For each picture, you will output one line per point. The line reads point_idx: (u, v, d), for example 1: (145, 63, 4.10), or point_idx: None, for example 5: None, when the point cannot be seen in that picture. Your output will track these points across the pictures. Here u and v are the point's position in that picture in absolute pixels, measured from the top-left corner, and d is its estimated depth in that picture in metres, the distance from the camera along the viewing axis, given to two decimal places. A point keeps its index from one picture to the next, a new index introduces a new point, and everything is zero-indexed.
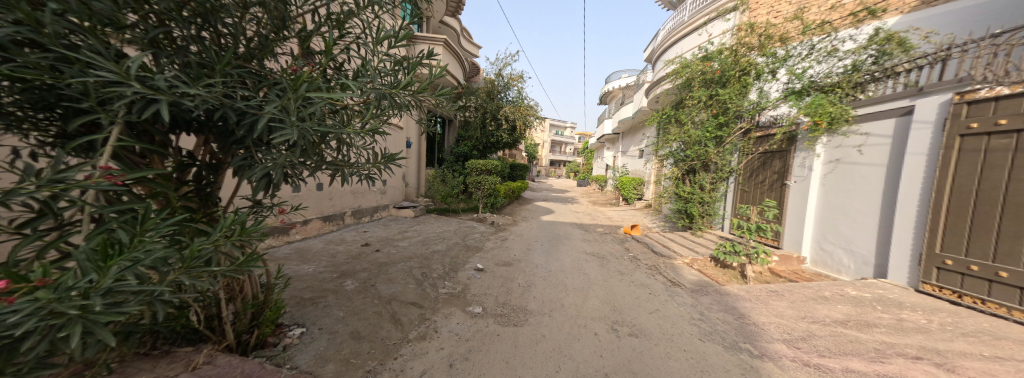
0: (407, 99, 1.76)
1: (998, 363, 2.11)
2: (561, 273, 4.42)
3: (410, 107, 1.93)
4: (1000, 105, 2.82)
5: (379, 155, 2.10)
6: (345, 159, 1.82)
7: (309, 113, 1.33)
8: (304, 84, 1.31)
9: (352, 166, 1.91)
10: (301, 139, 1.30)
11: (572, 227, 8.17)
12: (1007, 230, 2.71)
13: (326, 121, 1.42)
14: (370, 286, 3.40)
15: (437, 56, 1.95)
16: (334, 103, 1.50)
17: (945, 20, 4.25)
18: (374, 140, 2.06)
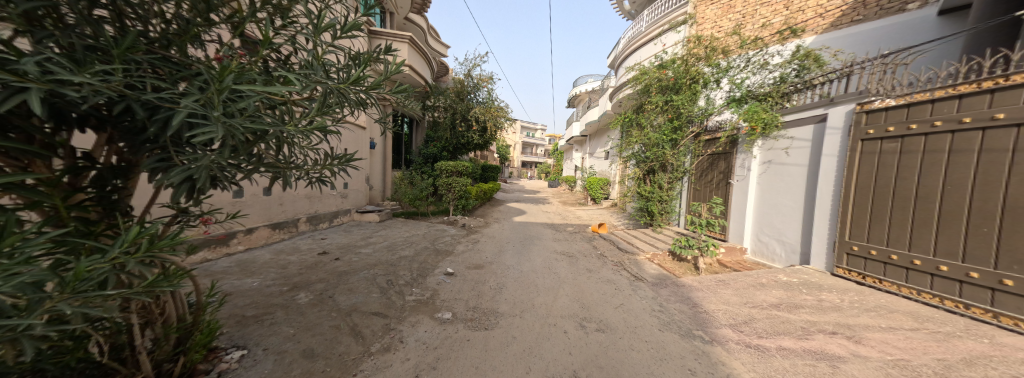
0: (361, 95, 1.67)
1: (891, 332, 2.51)
2: (532, 273, 4.47)
3: (363, 104, 1.81)
4: (888, 114, 3.38)
5: (331, 155, 1.95)
6: (289, 161, 1.67)
7: (239, 108, 1.20)
8: (233, 75, 1.18)
9: (298, 167, 1.75)
10: (230, 137, 1.17)
11: (544, 227, 8.33)
12: (896, 219, 3.25)
13: (263, 118, 1.29)
14: (329, 298, 3.16)
15: (396, 52, 1.87)
16: (273, 97, 1.37)
17: (849, 41, 5.11)
18: (324, 139, 1.91)
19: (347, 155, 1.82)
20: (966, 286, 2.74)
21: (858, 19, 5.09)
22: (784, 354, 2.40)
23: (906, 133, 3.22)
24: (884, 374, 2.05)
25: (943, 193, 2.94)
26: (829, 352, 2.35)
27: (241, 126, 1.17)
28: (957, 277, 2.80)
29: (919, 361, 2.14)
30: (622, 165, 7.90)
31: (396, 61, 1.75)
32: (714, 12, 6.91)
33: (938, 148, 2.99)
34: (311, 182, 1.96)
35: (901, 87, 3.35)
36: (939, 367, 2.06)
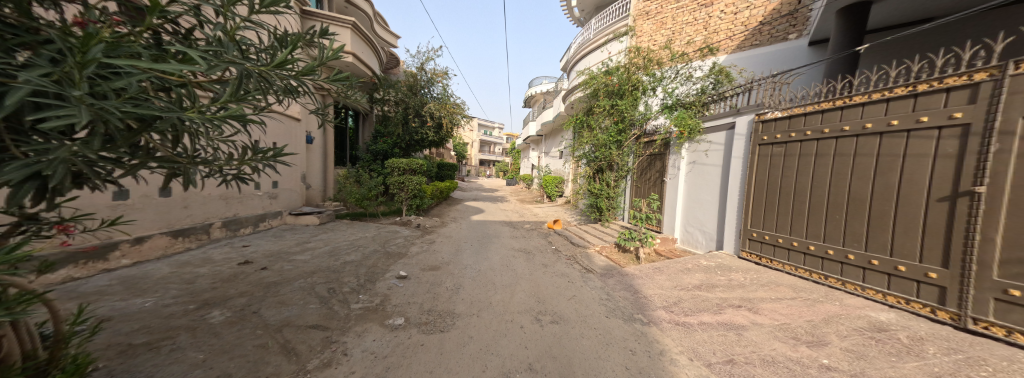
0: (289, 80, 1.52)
1: (778, 302, 3.09)
2: (490, 271, 4.47)
3: (293, 92, 1.71)
4: (776, 124, 4.11)
5: (252, 149, 1.72)
6: (193, 154, 1.43)
7: (112, 88, 0.98)
8: (104, 48, 0.97)
9: (206, 163, 1.51)
10: (101, 124, 0.96)
11: (501, 225, 8.39)
12: (781, 209, 3.96)
13: (151, 103, 1.09)
14: (253, 314, 2.76)
15: (329, 35, 1.70)
16: (165, 78, 1.15)
17: (748, 62, 6.34)
18: (240, 130, 1.67)
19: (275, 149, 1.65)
20: (826, 262, 3.42)
21: (755, 43, 6.28)
22: (704, 328, 2.79)
23: (788, 139, 3.94)
24: (774, 337, 2.51)
25: (811, 188, 3.64)
26: (736, 322, 2.81)
27: (118, 110, 0.97)
28: (820, 254, 3.48)
29: (797, 323, 2.67)
30: (574, 164, 8.33)
31: (333, 47, 1.63)
32: (650, 27, 7.80)
33: (807, 151, 3.70)
34: (226, 180, 1.71)
35: (784, 102, 4.09)
36: (809, 327, 2.60)
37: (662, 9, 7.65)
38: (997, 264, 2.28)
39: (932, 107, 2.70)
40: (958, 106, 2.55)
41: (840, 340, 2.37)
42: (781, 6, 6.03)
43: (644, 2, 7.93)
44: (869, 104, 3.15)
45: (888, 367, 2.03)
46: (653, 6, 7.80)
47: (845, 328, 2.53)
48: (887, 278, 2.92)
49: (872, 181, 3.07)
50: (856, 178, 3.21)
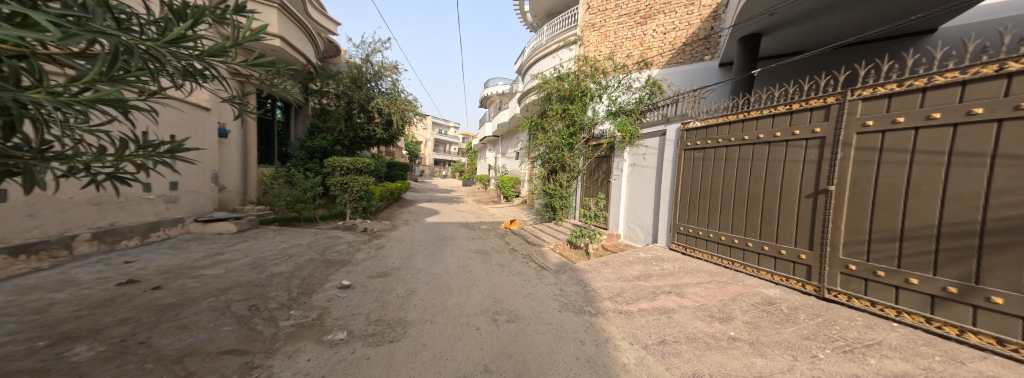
0: (199, 66, 1.43)
1: (700, 285, 3.57)
2: (446, 274, 4.35)
3: (194, 75, 1.62)
4: (696, 133, 4.63)
5: (135, 141, 1.45)
6: (41, 144, 1.15)
7: None
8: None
9: (62, 158, 1.22)
10: None
11: (458, 227, 8.22)
12: (701, 206, 4.45)
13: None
14: (140, 344, 2.24)
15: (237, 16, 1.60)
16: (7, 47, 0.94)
17: (675, 77, 7.29)
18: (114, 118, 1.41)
19: (171, 142, 1.42)
20: (732, 250, 3.98)
21: (680, 61, 7.25)
22: (642, 314, 3.10)
23: (705, 146, 4.45)
24: (696, 316, 2.90)
25: (719, 187, 4.21)
26: (667, 306, 3.17)
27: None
28: (728, 243, 4.02)
29: (713, 303, 3.12)
30: (529, 165, 8.59)
31: (250, 27, 1.59)
32: (596, 38, 8.45)
33: (719, 156, 4.24)
34: (96, 181, 1.39)
35: (702, 113, 4.62)
36: (721, 305, 3.05)
37: (606, 23, 8.35)
38: (842, 245, 2.87)
39: (804, 123, 3.27)
40: (819, 121, 3.15)
41: (743, 314, 2.84)
42: (699, 29, 6.99)
43: (590, 15, 8.53)
44: (763, 119, 3.72)
45: (774, 333, 2.50)
46: (598, 19, 8.46)
47: (745, 304, 3.02)
48: (774, 260, 3.49)
49: (763, 181, 3.67)
50: (752, 178, 3.80)
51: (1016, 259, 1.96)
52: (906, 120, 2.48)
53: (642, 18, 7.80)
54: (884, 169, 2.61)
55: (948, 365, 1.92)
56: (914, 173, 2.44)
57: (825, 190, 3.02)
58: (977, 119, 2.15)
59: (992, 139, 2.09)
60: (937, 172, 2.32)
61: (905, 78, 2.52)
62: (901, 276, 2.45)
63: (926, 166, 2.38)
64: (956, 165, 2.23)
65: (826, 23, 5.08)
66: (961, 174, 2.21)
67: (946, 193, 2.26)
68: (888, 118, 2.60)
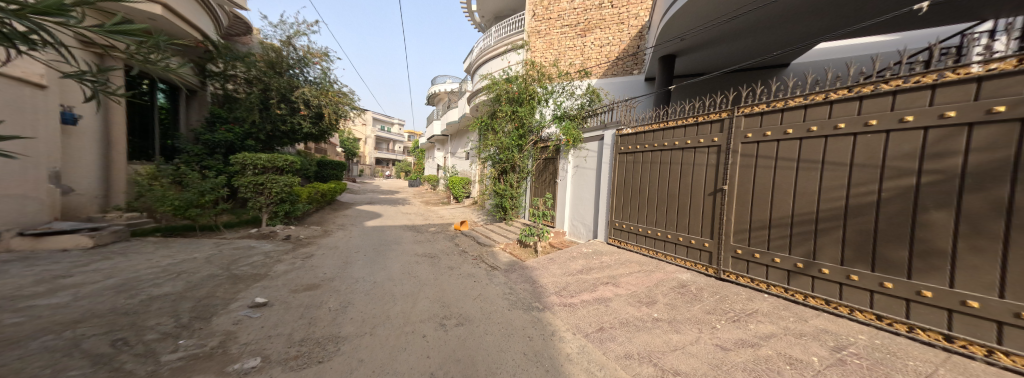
0: (17, 24, 1.22)
1: (632, 273, 3.92)
2: (388, 281, 4.04)
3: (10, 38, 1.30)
4: (628, 138, 4.98)
5: None
6: None
7: None
8: None
9: None
10: None
11: (403, 230, 7.74)
12: (632, 203, 4.73)
13: None
14: None
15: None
16: None
17: (612, 87, 7.98)
18: None
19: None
20: (654, 242, 4.27)
21: (615, 73, 7.96)
22: (584, 305, 3.30)
23: (634, 150, 4.79)
24: (629, 303, 3.17)
25: (643, 185, 4.53)
26: (605, 296, 3.40)
27: None
28: (651, 236, 4.31)
29: (642, 288, 3.43)
30: (481, 165, 8.60)
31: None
32: (542, 45, 8.82)
33: (644, 160, 4.57)
34: None
35: (632, 121, 4.99)
36: (647, 291, 3.36)
37: (550, 31, 8.75)
38: (732, 235, 3.28)
39: (706, 133, 3.69)
40: (716, 132, 3.58)
41: (664, 297, 3.19)
42: (630, 46, 7.77)
43: (536, 22, 8.85)
44: (677, 128, 4.11)
45: (687, 312, 2.86)
46: (543, 27, 8.80)
47: (665, 288, 3.37)
48: (686, 248, 3.81)
49: (676, 180, 4.02)
50: (667, 179, 4.15)
51: (836, 238, 2.48)
52: (772, 136, 2.99)
53: (582, 30, 8.36)
54: (758, 173, 3.09)
55: (798, 323, 2.42)
56: (777, 177, 2.93)
57: (719, 189, 3.45)
58: (813, 135, 2.66)
59: (822, 153, 2.61)
60: (791, 175, 2.82)
61: (772, 100, 2.99)
62: (771, 257, 2.93)
63: (784, 170, 2.87)
64: (801, 171, 2.74)
65: (724, 48, 6.06)
66: (805, 178, 2.71)
67: (796, 194, 2.77)
68: (760, 132, 3.09)
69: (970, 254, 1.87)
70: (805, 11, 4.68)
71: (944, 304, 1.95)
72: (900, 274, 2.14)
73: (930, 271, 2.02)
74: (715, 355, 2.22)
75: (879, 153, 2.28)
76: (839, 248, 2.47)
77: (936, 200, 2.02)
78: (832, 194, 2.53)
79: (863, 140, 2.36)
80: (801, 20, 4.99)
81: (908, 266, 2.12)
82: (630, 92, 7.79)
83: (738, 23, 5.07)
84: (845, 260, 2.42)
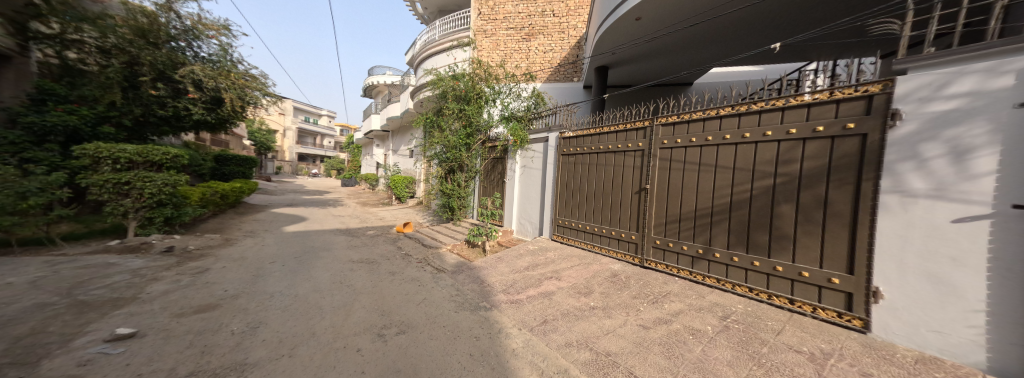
0: None
1: (573, 266, 4.16)
2: (316, 293, 3.57)
3: None
4: (570, 142, 5.25)
5: None
6: None
7: None
8: None
9: None
10: None
11: (335, 234, 6.94)
12: (574, 201, 4.98)
13: None
14: None
15: None
16: None
17: (555, 92, 8.39)
18: None
19: None
20: (593, 237, 4.58)
21: (558, 79, 8.38)
22: (530, 300, 3.39)
23: (576, 152, 5.07)
24: (570, 294, 3.36)
25: (583, 185, 4.84)
26: (549, 290, 3.55)
27: None
28: (589, 231, 4.62)
29: (581, 280, 3.68)
30: (426, 164, 8.25)
31: None
32: (488, 45, 8.87)
33: (584, 161, 4.88)
34: None
35: (573, 126, 5.25)
36: (585, 282, 3.62)
37: (496, 31, 8.81)
38: (652, 227, 3.69)
39: (634, 138, 4.09)
40: (641, 137, 3.99)
41: (599, 286, 3.47)
42: (570, 54, 8.26)
43: (482, 21, 8.83)
44: (610, 133, 4.48)
45: (617, 298, 3.15)
46: (488, 27, 8.83)
47: (600, 278, 3.67)
48: (618, 241, 4.17)
49: (610, 180, 4.39)
50: (602, 179, 4.50)
51: (723, 228, 3.00)
52: (681, 143, 3.45)
53: (526, 34, 8.60)
54: (671, 174, 3.53)
55: (698, 299, 2.87)
56: (684, 178, 3.38)
57: (642, 188, 3.86)
58: (710, 144, 3.16)
59: (715, 159, 3.10)
60: (693, 177, 3.28)
61: (682, 112, 3.46)
62: (680, 245, 3.36)
63: (689, 173, 3.33)
64: (700, 173, 3.22)
65: (649, 63, 6.85)
66: (703, 179, 3.19)
67: (697, 193, 3.24)
68: (672, 139, 3.55)
69: (805, 236, 2.45)
70: (706, 38, 5.55)
71: (789, 275, 2.52)
72: (762, 253, 2.70)
73: (781, 251, 2.58)
74: (639, 334, 2.50)
75: (751, 158, 2.81)
76: (725, 236, 2.98)
77: (785, 195, 2.58)
78: (721, 193, 3.03)
79: (742, 149, 2.88)
80: (703, 46, 5.90)
81: (767, 247, 2.68)
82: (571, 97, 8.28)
83: (657, 43, 5.79)
84: (729, 245, 2.94)
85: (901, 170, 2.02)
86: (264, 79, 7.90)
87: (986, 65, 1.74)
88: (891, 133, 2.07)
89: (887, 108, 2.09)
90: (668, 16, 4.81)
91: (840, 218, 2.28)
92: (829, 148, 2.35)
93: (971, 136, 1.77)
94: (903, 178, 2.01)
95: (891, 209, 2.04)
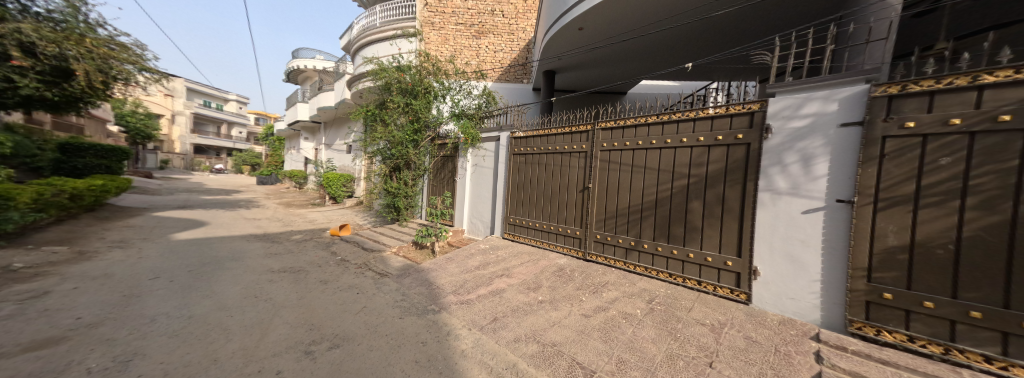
0: None
1: (522, 262, 4.27)
2: (226, 310, 3.04)
3: None
4: (520, 141, 5.34)
5: None
6: None
7: None
8: None
9: None
10: None
11: (252, 241, 5.99)
12: (525, 200, 5.11)
13: None
14: None
15: None
16: None
17: (506, 91, 8.44)
18: None
19: None
20: (541, 234, 4.74)
21: (508, 79, 8.46)
22: (480, 299, 3.38)
23: (526, 153, 5.20)
24: (519, 291, 3.45)
25: (532, 184, 5.00)
26: (499, 287, 3.59)
27: None
28: (538, 228, 4.78)
29: (530, 276, 3.79)
30: (369, 160, 7.64)
31: None
32: (436, 38, 8.56)
33: (533, 161, 5.04)
34: None
35: (523, 126, 5.36)
36: (534, 277, 3.75)
37: (445, 25, 8.55)
38: (593, 223, 3.98)
39: (578, 141, 4.35)
40: (585, 140, 4.27)
41: (546, 280, 3.63)
42: (519, 56, 8.44)
43: (429, 12, 8.50)
44: (558, 135, 4.70)
45: (562, 291, 3.33)
46: (436, 19, 8.54)
47: (548, 272, 3.83)
48: (564, 237, 4.40)
49: (557, 180, 4.61)
50: (550, 179, 4.70)
51: (650, 222, 3.37)
52: (617, 146, 3.78)
53: (477, 32, 8.53)
54: (609, 175, 3.85)
55: (630, 286, 3.21)
56: (620, 178, 3.71)
57: (585, 188, 4.13)
58: (640, 147, 3.52)
59: (644, 161, 3.47)
60: (627, 178, 3.62)
61: (618, 118, 3.80)
62: (616, 238, 3.68)
63: (623, 173, 3.67)
64: (633, 174, 3.56)
65: (592, 71, 7.35)
66: (635, 179, 3.54)
67: (631, 191, 3.58)
68: (610, 142, 3.88)
69: (709, 228, 2.89)
70: (639, 52, 6.16)
71: (697, 261, 2.95)
72: (678, 243, 3.11)
73: (691, 240, 3.02)
74: (581, 322, 2.69)
75: (671, 161, 3.21)
76: (651, 229, 3.36)
77: (695, 193, 3.01)
78: (648, 191, 3.40)
79: (664, 153, 3.27)
80: (637, 59, 6.54)
81: (681, 238, 3.10)
82: (521, 98, 8.44)
83: (598, 53, 6.23)
84: (654, 237, 3.32)
85: (770, 173, 2.53)
86: (139, 49, 6.45)
87: (824, 94, 2.29)
88: (766, 142, 2.57)
89: (764, 122, 2.59)
90: (607, 29, 5.22)
91: (732, 211, 2.76)
92: (726, 154, 2.82)
93: (813, 147, 2.32)
94: (773, 179, 2.51)
95: (765, 204, 2.55)
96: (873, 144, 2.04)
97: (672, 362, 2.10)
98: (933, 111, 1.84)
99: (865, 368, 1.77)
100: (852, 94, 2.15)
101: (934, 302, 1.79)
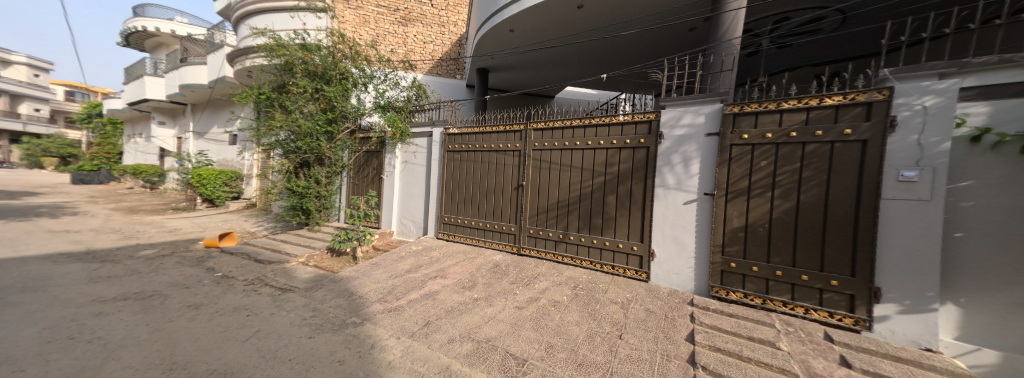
0: None
1: (457, 262, 4.17)
2: (17, 364, 2.11)
3: None
4: (454, 138, 5.18)
5: None
6: None
7: None
8: None
9: None
10: None
11: (69, 262, 4.33)
12: (461, 198, 4.98)
13: None
14: None
15: None
16: None
17: (438, 85, 8.02)
18: None
19: None
20: (478, 232, 4.73)
21: (438, 72, 8.07)
22: (410, 305, 3.17)
23: (460, 150, 5.07)
24: (454, 291, 3.38)
25: (467, 182, 4.92)
26: (433, 289, 3.45)
27: None
28: (475, 226, 4.74)
29: (465, 275, 3.75)
30: (266, 154, 6.38)
31: None
32: (353, 18, 7.63)
33: (468, 158, 4.96)
34: None
35: (456, 122, 5.21)
36: (469, 276, 3.72)
37: (363, 5, 7.70)
38: (527, 218, 4.16)
39: (512, 140, 4.47)
40: (518, 139, 4.41)
41: (482, 277, 3.65)
42: (450, 50, 8.17)
43: None
44: (492, 133, 4.72)
45: (496, 286, 3.39)
46: None
47: (483, 270, 3.85)
48: (500, 233, 4.47)
49: (492, 177, 4.65)
50: (484, 176, 4.72)
51: (575, 215, 3.71)
52: (547, 146, 4.02)
53: (402, 18, 7.91)
54: (540, 173, 4.08)
55: (558, 276, 3.49)
56: (550, 176, 3.97)
57: (519, 185, 4.28)
58: (566, 147, 3.83)
59: (570, 161, 3.79)
60: (556, 175, 3.90)
61: (548, 120, 4.03)
62: (547, 232, 3.94)
63: (553, 172, 3.94)
64: (561, 172, 3.86)
65: (523, 73, 7.65)
66: (563, 177, 3.84)
67: (559, 188, 3.87)
68: (540, 142, 4.11)
69: (621, 219, 3.34)
70: (566, 59, 6.63)
71: (612, 248, 3.39)
72: (597, 233, 3.52)
73: (607, 230, 3.45)
74: (515, 315, 2.80)
75: (591, 160, 3.60)
76: (576, 222, 3.70)
77: (610, 188, 3.45)
78: (574, 188, 3.73)
79: (586, 153, 3.64)
80: (563, 65, 7.06)
81: (599, 228, 3.51)
82: (453, 94, 8.17)
83: (528, 56, 6.50)
84: (578, 229, 3.67)
85: (663, 171, 3.05)
86: None
87: (695, 109, 2.89)
88: (659, 147, 3.09)
89: (658, 130, 3.11)
90: (535, 33, 5.47)
91: (636, 204, 3.24)
92: (632, 155, 3.30)
93: (690, 151, 2.90)
94: (663, 176, 3.05)
95: (658, 198, 3.07)
96: (724, 149, 2.67)
97: (591, 340, 2.38)
98: (757, 127, 2.53)
99: (720, 321, 2.34)
100: (711, 111, 2.79)
101: (757, 267, 2.50)
